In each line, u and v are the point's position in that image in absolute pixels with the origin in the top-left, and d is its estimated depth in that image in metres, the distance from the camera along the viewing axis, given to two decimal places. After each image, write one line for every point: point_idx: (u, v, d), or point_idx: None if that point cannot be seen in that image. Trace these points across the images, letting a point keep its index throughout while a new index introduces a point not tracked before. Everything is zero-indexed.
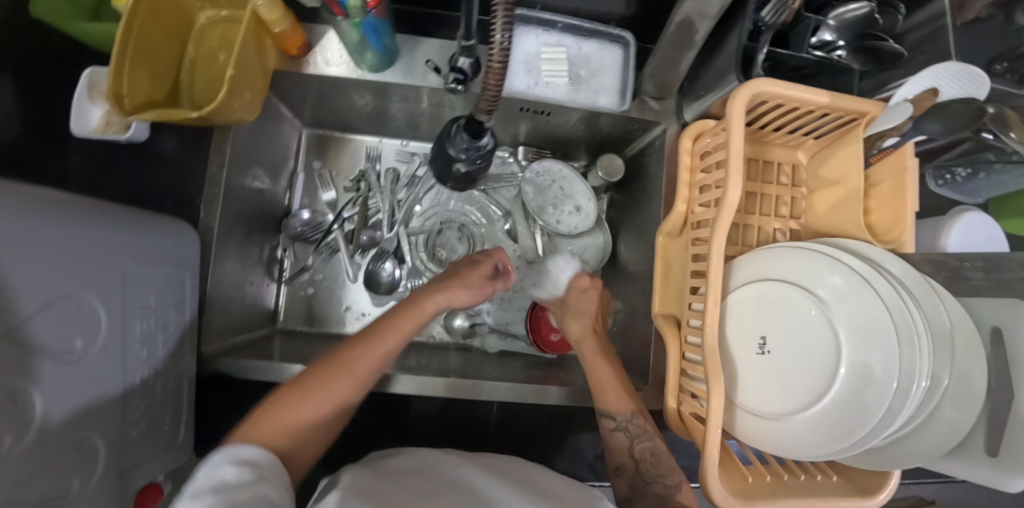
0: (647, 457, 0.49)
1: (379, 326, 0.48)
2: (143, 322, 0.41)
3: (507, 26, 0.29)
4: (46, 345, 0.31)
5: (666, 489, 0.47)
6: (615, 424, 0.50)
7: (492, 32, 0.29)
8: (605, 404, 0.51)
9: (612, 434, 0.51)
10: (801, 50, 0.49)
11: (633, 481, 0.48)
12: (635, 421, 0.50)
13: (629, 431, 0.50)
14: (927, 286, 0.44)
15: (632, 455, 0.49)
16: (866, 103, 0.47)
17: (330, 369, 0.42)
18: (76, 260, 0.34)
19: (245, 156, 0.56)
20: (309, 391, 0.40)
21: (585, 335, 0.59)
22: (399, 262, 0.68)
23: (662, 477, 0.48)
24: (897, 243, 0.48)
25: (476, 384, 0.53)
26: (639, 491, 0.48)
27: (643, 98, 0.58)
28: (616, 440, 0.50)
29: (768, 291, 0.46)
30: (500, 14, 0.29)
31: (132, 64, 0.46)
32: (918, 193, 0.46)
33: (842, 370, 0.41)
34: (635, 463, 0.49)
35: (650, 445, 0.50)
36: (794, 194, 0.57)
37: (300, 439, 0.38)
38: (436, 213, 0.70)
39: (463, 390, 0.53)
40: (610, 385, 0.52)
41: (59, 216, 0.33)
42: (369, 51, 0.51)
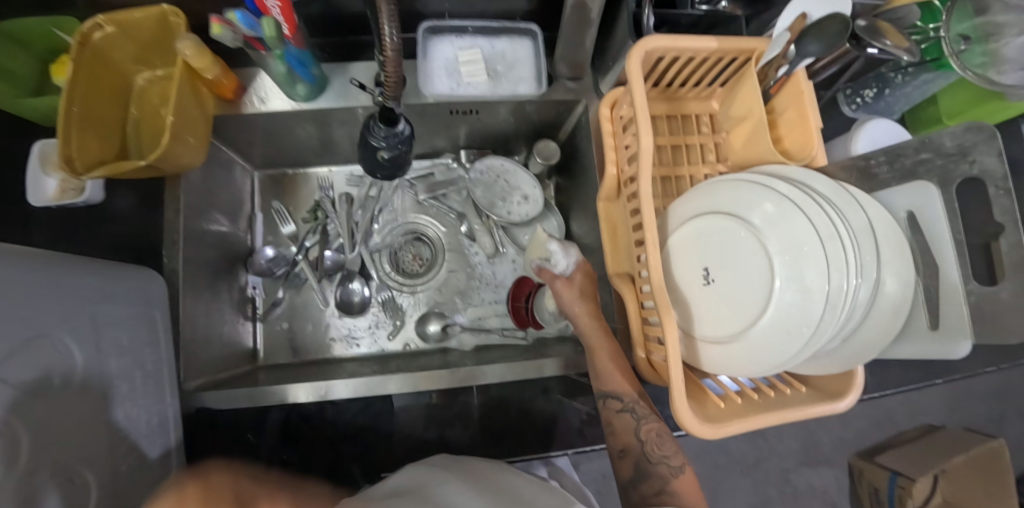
0: (652, 439, 0.50)
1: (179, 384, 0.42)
2: (120, 359, 0.43)
3: (392, 19, 0.30)
4: (25, 382, 0.33)
5: (670, 470, 0.49)
6: (622, 405, 0.51)
7: (381, 28, 0.30)
8: (610, 388, 0.51)
9: (618, 415, 0.51)
10: (687, 7, 0.54)
11: (638, 462, 0.50)
12: (641, 402, 0.51)
13: (634, 413, 0.51)
14: (840, 190, 0.47)
15: (637, 435, 0.50)
16: (752, 41, 0.52)
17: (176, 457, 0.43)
18: (47, 304, 0.36)
19: (200, 202, 0.58)
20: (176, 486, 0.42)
21: (587, 315, 0.55)
22: (366, 280, 0.70)
23: (666, 458, 0.49)
24: (810, 159, 0.52)
25: (456, 371, 0.54)
26: (642, 471, 0.49)
27: (561, 81, 0.63)
28: (622, 421, 0.51)
29: (701, 226, 0.50)
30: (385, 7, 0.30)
31: (80, 130, 0.50)
32: (818, 110, 0.50)
33: (777, 284, 0.44)
34: (639, 444, 0.50)
35: (654, 427, 0.50)
36: (715, 140, 0.61)
37: None
38: (395, 225, 0.73)
39: (444, 379, 0.54)
40: (618, 369, 0.52)
41: (29, 263, 0.36)
42: (299, 82, 0.55)
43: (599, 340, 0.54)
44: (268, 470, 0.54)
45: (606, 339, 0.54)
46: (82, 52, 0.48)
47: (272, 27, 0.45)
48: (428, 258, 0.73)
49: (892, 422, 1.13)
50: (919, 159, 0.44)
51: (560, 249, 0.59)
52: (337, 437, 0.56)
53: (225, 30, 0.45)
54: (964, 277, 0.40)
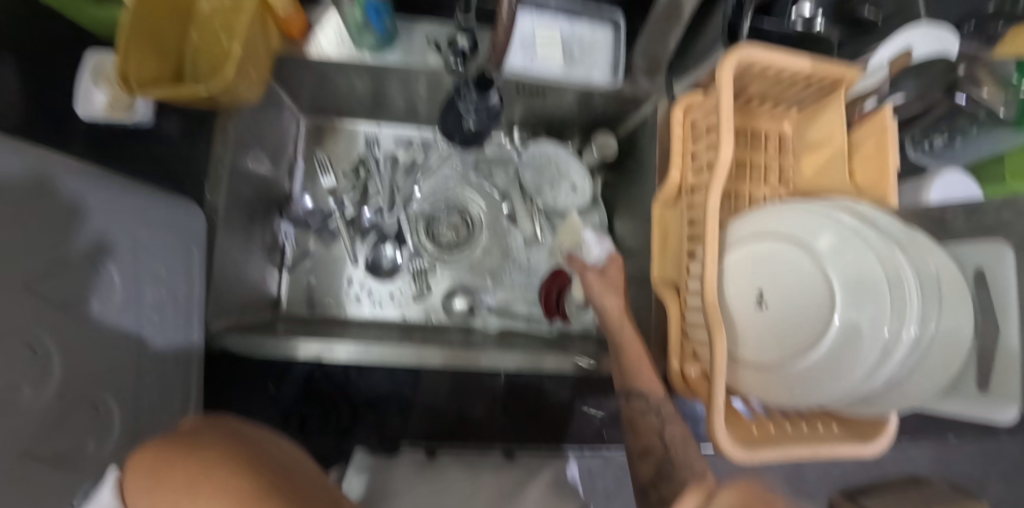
0: (676, 442, 0.47)
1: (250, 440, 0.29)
2: (155, 290, 0.42)
3: None
4: (63, 299, 0.32)
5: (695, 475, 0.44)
6: (648, 405, 0.49)
7: None
8: (636, 385, 0.50)
9: (643, 416, 0.49)
10: (782, 21, 0.52)
11: (661, 465, 0.46)
12: (666, 404, 0.50)
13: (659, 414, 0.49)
14: (910, 234, 0.46)
15: (661, 438, 0.48)
16: (844, 68, 0.49)
17: None
18: (89, 222, 0.35)
19: (248, 138, 0.56)
20: None
21: (620, 315, 0.54)
22: (400, 244, 0.69)
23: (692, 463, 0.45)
24: (882, 199, 0.50)
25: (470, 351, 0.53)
26: (667, 474, 0.45)
27: (635, 75, 0.61)
28: (647, 423, 0.49)
29: (761, 249, 0.49)
30: None
31: (140, 44, 0.48)
32: (899, 149, 0.48)
33: (836, 319, 0.43)
34: (662, 446, 0.47)
35: (680, 429, 0.48)
36: (782, 162, 0.59)
37: None
38: (432, 193, 0.71)
39: (456, 357, 0.53)
40: (646, 368, 0.51)
41: (77, 176, 0.35)
42: (370, 32, 0.52)
43: (630, 339, 0.52)
44: (288, 422, 0.53)
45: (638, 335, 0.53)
46: None
47: None
48: (464, 232, 0.71)
49: (882, 468, 1.14)
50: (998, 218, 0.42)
51: (594, 238, 0.61)
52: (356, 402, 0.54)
53: None
54: None
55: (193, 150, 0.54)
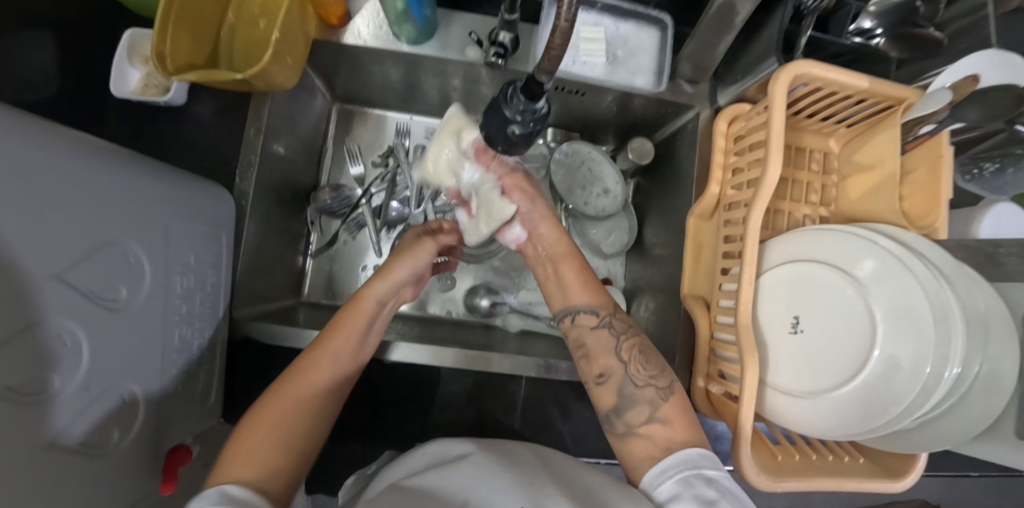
0: (635, 356, 0.45)
1: (327, 329, 0.46)
2: (183, 279, 0.42)
3: None
4: (91, 288, 0.32)
5: (658, 393, 0.43)
6: (596, 321, 0.47)
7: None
8: (574, 299, 0.49)
9: (592, 333, 0.47)
10: (841, 36, 0.50)
11: (620, 385, 0.44)
12: (616, 317, 0.48)
13: (611, 328, 0.47)
14: (961, 268, 0.44)
15: (618, 355, 0.45)
16: (904, 90, 0.48)
17: (289, 374, 0.42)
18: (119, 208, 0.34)
19: (280, 123, 0.56)
20: (274, 407, 0.39)
21: (550, 222, 0.52)
22: None
23: (652, 380, 0.44)
24: (931, 229, 0.48)
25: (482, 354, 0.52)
26: (625, 395, 0.44)
27: (678, 81, 0.59)
28: (597, 339, 0.47)
29: (800, 272, 0.47)
30: None
31: (177, 23, 0.47)
32: (951, 180, 0.46)
33: (875, 354, 0.41)
34: (620, 366, 0.45)
35: (634, 343, 0.46)
36: (824, 181, 0.57)
37: (281, 468, 0.37)
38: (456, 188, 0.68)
39: (464, 360, 0.52)
40: (580, 280, 0.49)
41: (104, 159, 0.34)
42: (409, 21, 0.51)
43: (563, 249, 0.51)
44: None
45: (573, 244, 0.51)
46: None
47: None
48: None
49: None
50: None
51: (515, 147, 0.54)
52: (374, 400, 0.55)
53: None
54: None
55: (227, 134, 0.54)
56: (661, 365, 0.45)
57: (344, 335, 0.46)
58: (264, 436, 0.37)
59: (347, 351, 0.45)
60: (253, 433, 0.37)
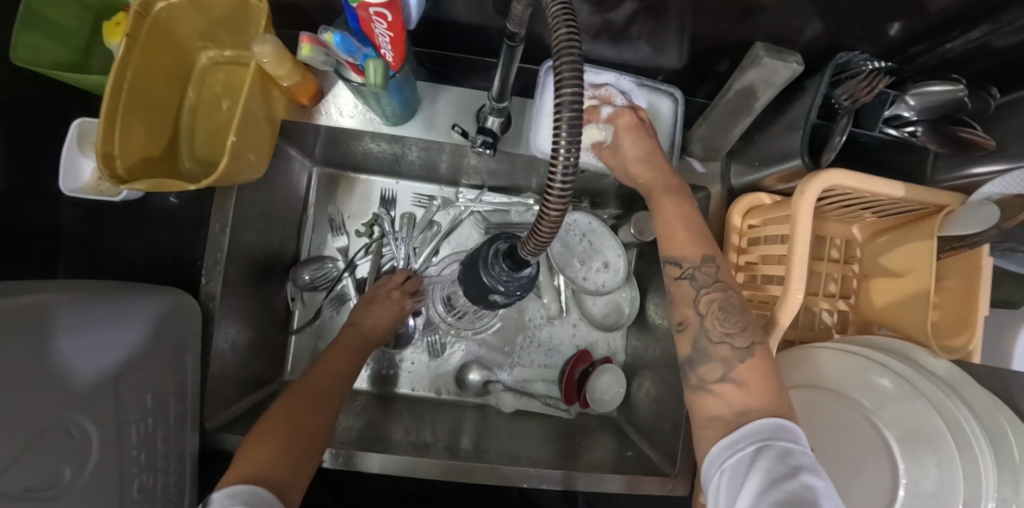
0: (714, 313, 0.39)
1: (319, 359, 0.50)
2: (141, 424, 0.38)
3: (573, 140, 0.21)
4: (29, 486, 0.28)
5: (733, 352, 0.37)
6: (681, 271, 0.41)
7: (556, 151, 0.22)
8: (673, 251, 0.42)
9: (676, 284, 0.41)
10: (874, 128, 0.43)
11: (695, 339, 0.39)
12: (705, 268, 0.40)
13: (695, 282, 0.40)
14: (995, 404, 0.39)
15: (696, 306, 0.39)
16: (943, 197, 0.42)
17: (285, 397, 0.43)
18: (49, 380, 0.31)
19: (251, 211, 0.51)
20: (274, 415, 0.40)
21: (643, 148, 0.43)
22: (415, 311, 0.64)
23: (728, 337, 0.37)
24: (963, 353, 0.42)
25: (462, 466, 0.50)
26: (699, 350, 0.38)
27: (687, 159, 0.53)
28: (680, 289, 0.41)
29: (808, 399, 0.47)
30: (564, 126, 0.21)
31: (125, 118, 0.42)
32: (990, 295, 0.41)
33: (900, 494, 0.38)
34: (698, 318, 0.39)
35: (717, 298, 0.39)
36: (845, 272, 0.52)
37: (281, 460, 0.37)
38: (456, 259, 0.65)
39: (449, 471, 0.49)
40: (682, 228, 0.42)
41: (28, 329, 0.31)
42: (387, 107, 0.45)
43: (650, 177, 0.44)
44: None
45: (676, 193, 0.43)
46: (139, 24, 0.40)
47: (378, 74, 0.36)
48: None
49: None
50: None
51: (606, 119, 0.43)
52: None
53: (315, 52, 0.36)
54: None
55: (194, 223, 0.50)
56: (747, 323, 0.38)
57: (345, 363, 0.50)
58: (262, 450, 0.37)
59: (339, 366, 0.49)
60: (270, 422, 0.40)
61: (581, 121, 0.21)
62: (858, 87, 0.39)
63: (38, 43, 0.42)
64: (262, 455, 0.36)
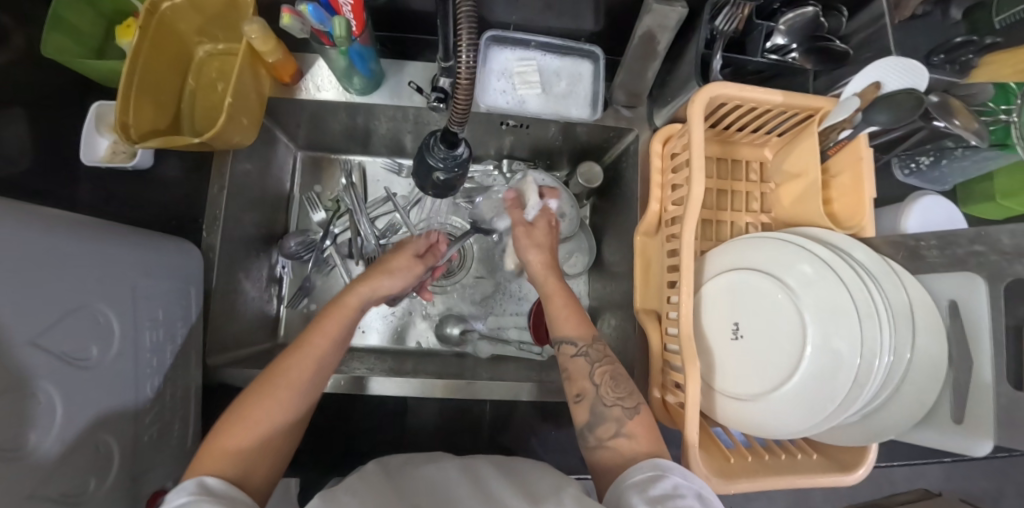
0: (605, 382, 0.48)
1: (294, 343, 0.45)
2: (152, 334, 0.45)
3: (471, 45, 0.33)
4: (64, 350, 0.34)
5: (625, 411, 0.46)
6: (576, 349, 0.51)
7: (459, 53, 0.34)
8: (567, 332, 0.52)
9: (571, 360, 0.51)
10: (755, 55, 0.53)
11: (593, 406, 0.47)
12: (595, 346, 0.51)
13: (589, 357, 0.50)
14: (887, 268, 0.47)
15: (591, 378, 0.49)
16: (820, 100, 0.50)
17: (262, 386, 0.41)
18: (91, 273, 0.37)
19: (245, 180, 0.60)
20: (248, 406, 0.40)
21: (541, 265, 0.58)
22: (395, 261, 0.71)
23: (621, 400, 0.46)
24: (858, 228, 0.51)
25: (470, 384, 0.55)
26: (596, 414, 0.46)
27: (615, 107, 0.62)
28: (576, 365, 0.50)
29: (738, 280, 0.50)
30: (465, 34, 0.33)
31: (138, 96, 0.50)
32: (873, 179, 0.49)
33: (809, 351, 0.44)
34: (593, 389, 0.48)
35: (607, 370, 0.49)
36: (762, 190, 0.60)
37: (254, 456, 0.38)
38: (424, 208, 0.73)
39: (459, 389, 0.55)
40: (569, 314, 0.54)
41: (80, 232, 0.37)
42: (356, 75, 0.54)
43: (553, 288, 0.57)
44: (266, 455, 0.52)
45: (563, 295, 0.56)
46: (150, 19, 0.49)
47: (342, 27, 0.45)
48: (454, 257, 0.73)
49: None
50: (972, 250, 0.42)
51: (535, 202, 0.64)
52: (351, 433, 0.57)
53: (293, 20, 0.46)
54: (997, 380, 0.39)
55: (196, 192, 0.59)
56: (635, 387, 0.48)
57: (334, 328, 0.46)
58: (232, 445, 0.37)
59: (324, 354, 0.45)
60: (245, 413, 0.39)
61: (476, 30, 0.33)
62: (734, 11, 0.48)
63: (62, 42, 0.52)
64: (237, 442, 0.37)
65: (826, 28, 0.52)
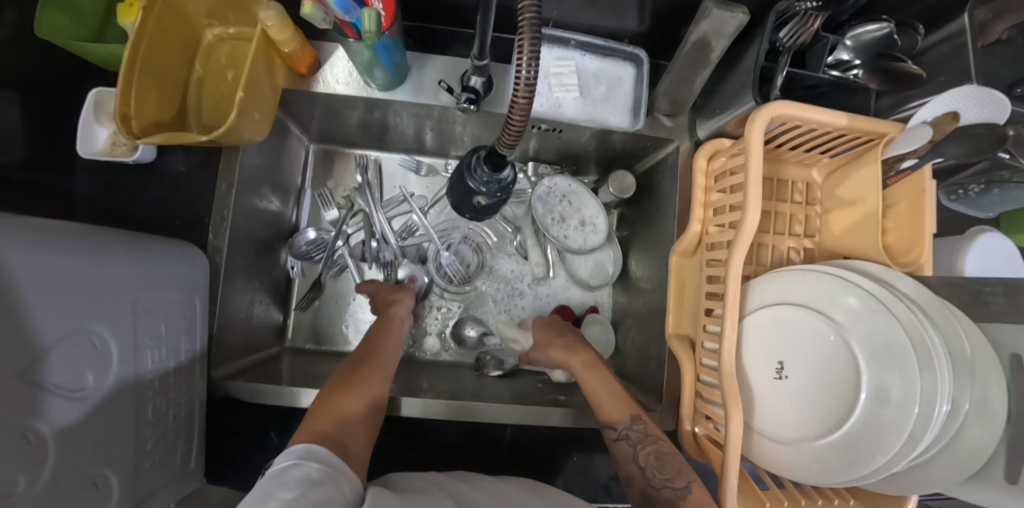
0: (650, 459, 0.46)
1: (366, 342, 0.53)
2: (154, 353, 0.41)
3: (530, 57, 0.30)
4: (54, 382, 0.31)
5: (674, 492, 0.43)
6: (617, 434, 0.48)
7: (519, 65, 0.31)
8: (608, 417, 0.49)
9: (616, 445, 0.48)
10: (817, 69, 0.48)
11: (644, 489, 0.45)
12: (636, 426, 0.48)
13: (631, 439, 0.47)
14: (944, 307, 0.43)
15: (637, 464, 0.46)
16: (883, 125, 0.46)
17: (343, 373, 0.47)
18: (88, 291, 0.34)
19: (255, 177, 0.55)
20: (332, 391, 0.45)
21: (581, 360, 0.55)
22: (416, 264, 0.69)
23: (669, 480, 0.44)
24: (916, 266, 0.47)
25: (464, 404, 0.52)
26: (650, 495, 0.44)
27: (656, 115, 0.58)
28: (620, 449, 0.48)
29: (784, 315, 0.46)
30: (526, 45, 0.30)
31: (139, 84, 0.45)
32: (936, 215, 0.46)
33: (862, 397, 0.41)
34: (639, 470, 0.46)
35: (653, 448, 0.46)
36: (808, 212, 0.56)
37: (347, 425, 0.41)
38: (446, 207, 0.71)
39: (452, 409, 0.52)
40: (606, 394, 0.51)
41: (73, 243, 0.33)
42: (379, 68, 0.49)
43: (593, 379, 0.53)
44: None
45: (601, 373, 0.53)
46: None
47: (372, 20, 0.40)
48: (473, 264, 0.70)
49: None
50: None
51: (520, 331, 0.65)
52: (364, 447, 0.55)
53: (315, 9, 0.41)
54: None
55: (201, 187, 0.53)
56: (678, 464, 0.45)
57: (387, 351, 0.52)
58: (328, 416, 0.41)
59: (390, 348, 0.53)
60: (332, 395, 0.44)
61: (538, 38, 0.30)
62: (800, 26, 0.45)
63: (58, 20, 0.47)
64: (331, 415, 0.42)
65: (897, 45, 0.48)
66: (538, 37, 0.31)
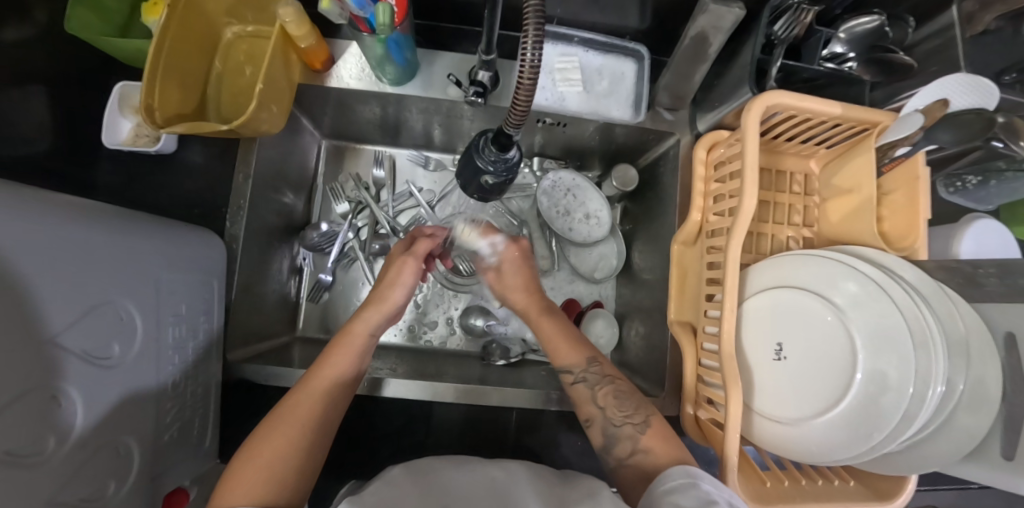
0: (609, 401, 0.46)
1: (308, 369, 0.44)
2: (174, 331, 0.43)
3: (535, 42, 0.32)
4: (84, 349, 0.32)
5: (634, 428, 0.44)
6: (573, 377, 0.48)
7: (524, 49, 0.32)
8: (562, 361, 0.49)
9: (573, 388, 0.49)
10: (812, 63, 0.50)
11: (604, 428, 0.46)
12: (591, 369, 0.48)
13: (587, 382, 0.48)
14: (940, 291, 0.44)
15: (595, 403, 0.47)
16: (877, 114, 0.47)
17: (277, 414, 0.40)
18: (115, 265, 0.36)
19: (270, 169, 0.57)
20: (265, 437, 0.38)
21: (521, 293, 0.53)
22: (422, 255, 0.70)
23: (628, 417, 0.45)
24: (911, 250, 0.49)
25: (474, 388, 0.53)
26: (608, 435, 0.45)
27: (658, 109, 0.60)
28: (578, 393, 0.48)
29: (783, 299, 0.48)
30: (530, 31, 0.32)
31: (164, 78, 0.48)
32: (930, 199, 0.47)
33: (858, 378, 0.42)
34: (598, 411, 0.47)
35: (608, 389, 0.47)
36: (806, 202, 0.58)
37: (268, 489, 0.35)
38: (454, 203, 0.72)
39: (462, 393, 0.53)
40: (563, 339, 0.50)
41: (102, 220, 0.35)
42: (390, 64, 0.51)
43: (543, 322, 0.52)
44: None
45: (556, 317, 0.52)
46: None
47: (386, 13, 0.43)
48: None
49: None
50: None
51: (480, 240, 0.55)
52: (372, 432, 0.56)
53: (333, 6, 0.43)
54: None
55: (217, 178, 0.56)
56: (639, 403, 0.46)
57: (333, 371, 0.43)
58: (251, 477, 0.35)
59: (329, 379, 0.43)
60: (260, 445, 0.37)
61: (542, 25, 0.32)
62: (795, 19, 0.47)
63: (87, 20, 0.49)
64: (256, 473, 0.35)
65: (890, 38, 0.50)
66: (542, 25, 0.32)
